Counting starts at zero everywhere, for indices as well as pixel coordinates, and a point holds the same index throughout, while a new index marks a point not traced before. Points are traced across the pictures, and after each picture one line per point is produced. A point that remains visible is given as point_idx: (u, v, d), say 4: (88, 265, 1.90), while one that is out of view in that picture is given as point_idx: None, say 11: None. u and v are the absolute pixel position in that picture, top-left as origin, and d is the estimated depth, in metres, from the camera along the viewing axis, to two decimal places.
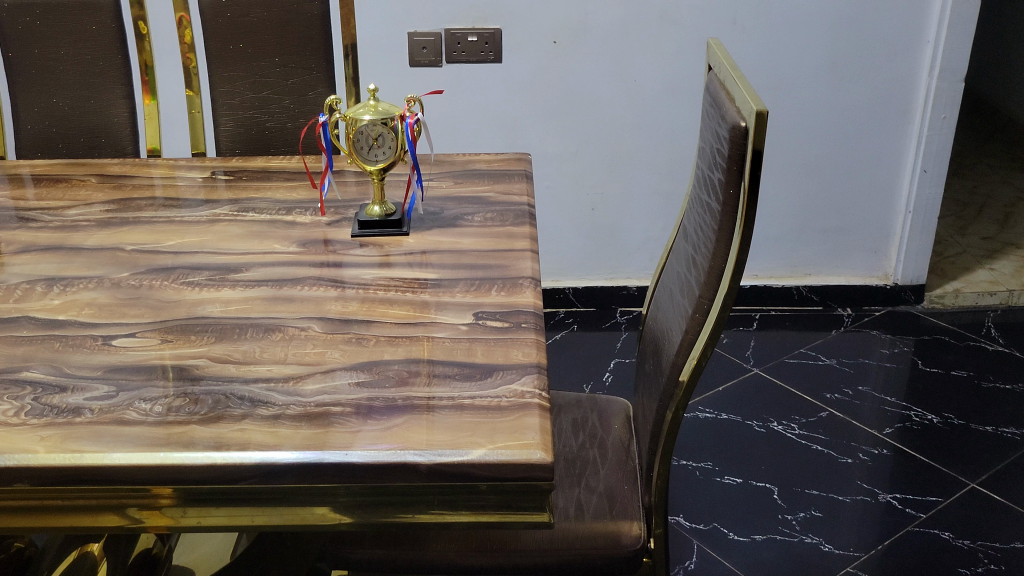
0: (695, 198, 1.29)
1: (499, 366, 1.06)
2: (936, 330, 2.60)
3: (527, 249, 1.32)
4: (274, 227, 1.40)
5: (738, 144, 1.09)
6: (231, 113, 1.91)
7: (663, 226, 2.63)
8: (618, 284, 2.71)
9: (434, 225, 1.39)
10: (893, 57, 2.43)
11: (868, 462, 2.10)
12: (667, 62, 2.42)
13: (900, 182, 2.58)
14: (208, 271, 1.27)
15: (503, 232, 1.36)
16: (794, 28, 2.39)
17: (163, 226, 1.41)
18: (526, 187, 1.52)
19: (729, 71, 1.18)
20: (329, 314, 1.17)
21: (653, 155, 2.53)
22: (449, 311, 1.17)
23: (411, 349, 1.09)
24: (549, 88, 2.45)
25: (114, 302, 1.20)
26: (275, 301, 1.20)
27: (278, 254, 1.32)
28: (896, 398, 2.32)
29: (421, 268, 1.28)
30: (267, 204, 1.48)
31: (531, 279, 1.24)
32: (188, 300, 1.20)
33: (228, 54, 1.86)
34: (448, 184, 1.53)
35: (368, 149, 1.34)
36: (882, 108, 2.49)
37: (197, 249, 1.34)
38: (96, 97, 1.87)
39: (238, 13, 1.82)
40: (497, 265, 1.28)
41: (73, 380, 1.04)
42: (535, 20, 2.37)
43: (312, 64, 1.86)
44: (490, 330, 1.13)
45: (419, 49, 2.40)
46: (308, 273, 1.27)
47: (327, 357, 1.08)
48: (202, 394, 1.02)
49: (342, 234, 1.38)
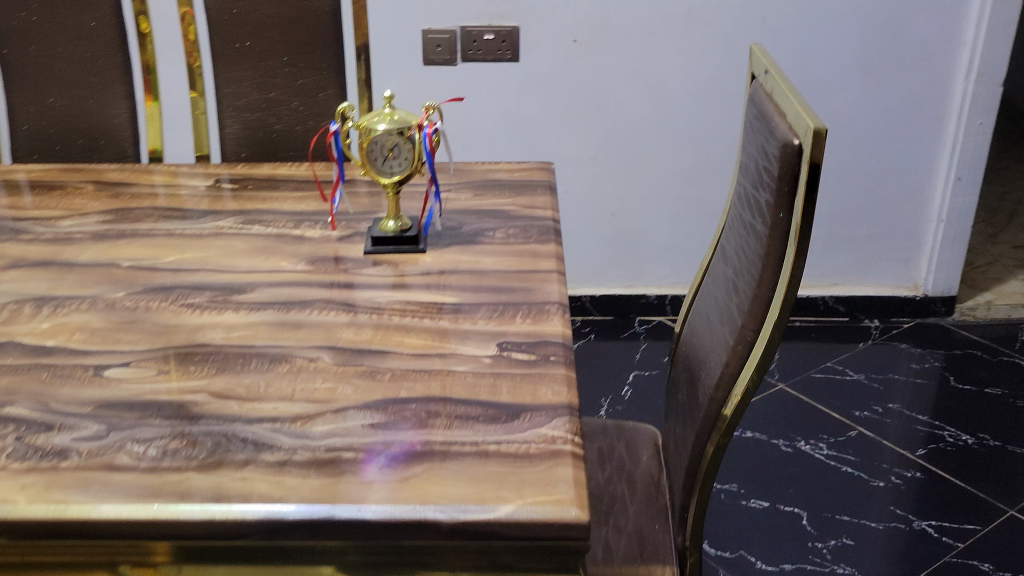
0: (735, 216, 1.20)
1: (528, 407, 0.96)
2: (968, 344, 2.50)
3: (554, 270, 1.22)
4: (281, 243, 1.30)
5: (790, 164, 0.99)
6: (237, 115, 1.82)
7: (685, 234, 2.53)
8: (637, 293, 2.61)
9: (453, 242, 1.30)
10: (929, 60, 2.32)
11: (901, 486, 2.00)
12: (692, 61, 2.32)
13: (933, 189, 2.48)
14: (210, 291, 1.18)
15: (527, 251, 1.27)
16: (826, 28, 2.28)
17: (162, 240, 1.31)
18: (551, 200, 1.42)
19: (779, 81, 1.08)
20: (341, 343, 1.07)
21: (676, 158, 2.43)
22: (471, 341, 1.07)
23: (430, 385, 1.00)
24: (570, 89, 2.36)
25: (109, 326, 1.11)
26: (282, 327, 1.11)
27: (286, 273, 1.23)
28: (927, 417, 2.22)
29: (441, 291, 1.18)
30: (275, 215, 1.38)
31: (558, 304, 1.15)
32: (188, 325, 1.11)
33: (234, 53, 1.76)
34: (468, 196, 1.43)
35: (382, 160, 1.24)
36: (916, 113, 2.38)
37: (199, 267, 1.24)
38: (95, 97, 1.77)
39: (244, 10, 1.73)
40: (521, 288, 1.18)
41: (60, 417, 0.95)
42: (555, 17, 2.27)
43: (322, 64, 1.77)
44: (516, 364, 1.03)
45: (434, 47, 2.31)
46: (318, 295, 1.17)
47: (338, 393, 0.99)
48: (202, 435, 0.92)
49: (355, 250, 1.28)
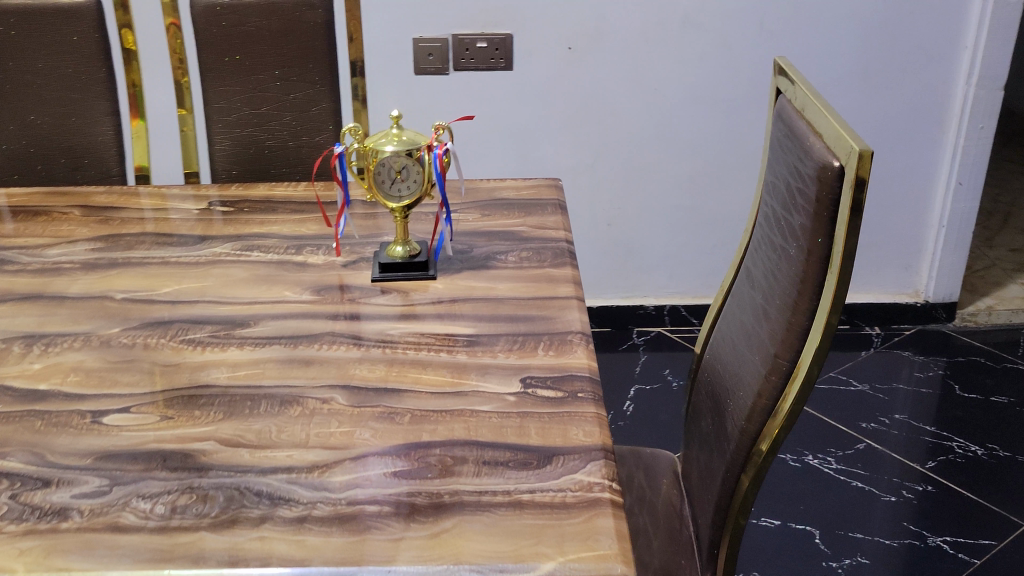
0: (762, 238, 1.15)
1: (559, 450, 0.91)
2: (971, 350, 2.47)
3: (573, 296, 1.17)
4: (283, 270, 1.24)
5: (830, 187, 0.94)
6: (227, 131, 1.74)
7: (684, 243, 2.48)
8: (634, 303, 2.56)
9: (464, 267, 1.24)
10: (929, 64, 2.28)
11: (913, 501, 1.96)
12: (690, 66, 2.27)
13: (934, 195, 2.44)
14: (211, 326, 1.12)
15: (542, 275, 1.21)
16: (825, 32, 2.24)
17: (157, 269, 1.24)
18: (562, 220, 1.36)
19: (811, 99, 1.03)
20: (353, 382, 1.01)
21: (673, 166, 2.39)
22: (493, 377, 1.01)
23: (453, 428, 0.94)
24: (565, 96, 2.30)
25: (104, 366, 1.04)
26: (290, 364, 1.04)
27: (291, 304, 1.16)
28: (934, 427, 2.19)
29: (455, 321, 1.12)
30: (274, 240, 1.32)
31: (581, 333, 1.09)
32: (191, 364, 1.05)
33: (223, 67, 1.70)
34: (475, 216, 1.37)
35: (390, 183, 1.18)
36: (917, 118, 2.35)
37: (197, 298, 1.18)
38: (78, 114, 1.70)
39: (233, 22, 1.67)
40: (540, 317, 1.12)
41: (57, 471, 0.88)
42: (549, 24, 2.22)
43: (315, 77, 1.70)
44: (543, 402, 0.97)
45: (425, 56, 2.25)
46: (326, 328, 1.11)
47: (356, 438, 0.93)
48: (212, 489, 0.86)
49: (361, 277, 1.22)
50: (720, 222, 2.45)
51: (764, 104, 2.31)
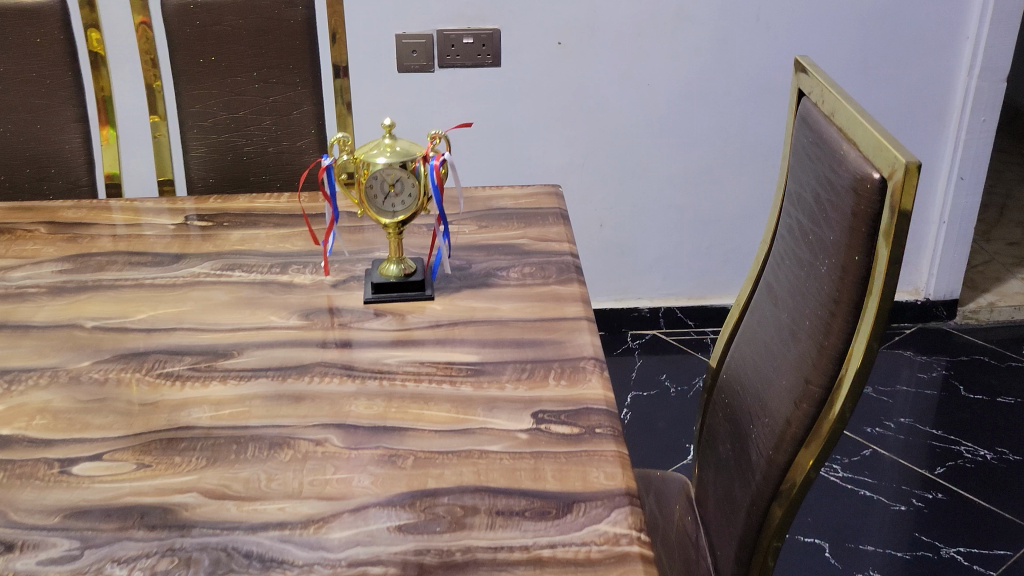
0: (785, 251, 1.07)
1: (580, 496, 0.82)
2: (974, 349, 2.41)
3: (582, 317, 1.08)
4: (268, 292, 1.15)
5: (870, 201, 0.86)
6: (203, 137, 1.64)
7: (678, 243, 2.41)
8: (628, 306, 2.48)
9: (463, 286, 1.15)
10: (931, 55, 2.21)
11: (923, 509, 1.89)
12: (684, 62, 2.19)
13: (935, 190, 2.37)
14: (191, 357, 1.02)
15: (548, 294, 1.13)
16: (823, 25, 2.16)
17: (130, 293, 1.15)
18: (565, 231, 1.28)
19: (842, 104, 0.95)
20: (349, 420, 0.93)
21: (667, 164, 2.30)
22: (502, 413, 0.93)
23: (462, 472, 0.85)
24: (555, 92, 2.21)
25: (74, 406, 0.95)
26: (278, 400, 0.95)
27: (277, 331, 1.07)
28: (941, 431, 2.12)
29: (456, 347, 1.04)
30: (257, 258, 1.23)
31: (594, 360, 1.01)
32: (169, 402, 0.95)
33: (198, 70, 1.60)
34: (472, 228, 1.29)
35: (383, 197, 1.09)
36: (918, 112, 2.27)
37: (175, 326, 1.08)
38: (43, 121, 1.60)
39: (208, 21, 1.57)
40: (549, 341, 1.04)
41: (22, 533, 0.79)
42: (540, 18, 2.13)
43: (296, 79, 1.61)
44: (558, 440, 0.89)
45: (409, 53, 2.15)
46: (316, 357, 1.02)
47: (354, 486, 0.84)
48: (196, 551, 0.77)
49: (353, 299, 1.13)
50: (716, 220, 2.38)
51: (759, 99, 2.24)
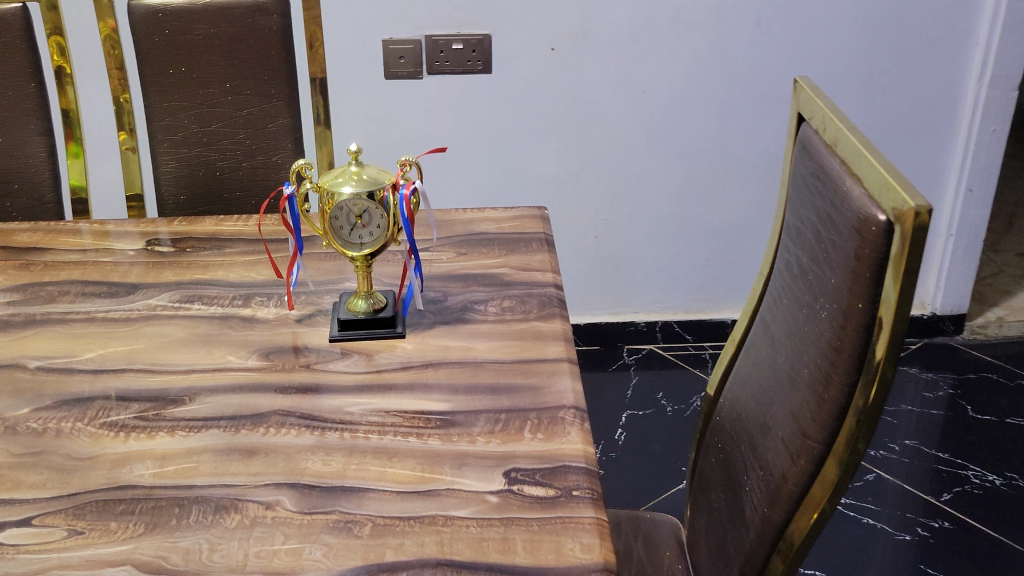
0: (782, 289, 0.99)
1: (552, 572, 0.74)
2: (981, 366, 2.33)
3: (563, 357, 1.01)
4: (228, 328, 1.07)
5: (875, 245, 0.79)
6: (173, 151, 1.56)
7: (675, 256, 2.33)
8: (623, 319, 2.40)
9: (438, 321, 1.07)
10: (939, 62, 2.12)
11: (929, 539, 1.81)
12: (681, 69, 2.10)
13: (942, 201, 2.29)
14: (138, 404, 0.95)
15: (528, 332, 1.05)
16: (828, 29, 2.08)
17: (79, 329, 1.07)
18: (548, 258, 1.20)
19: (845, 134, 0.87)
20: (304, 479, 0.85)
21: (664, 173, 2.22)
22: (471, 471, 0.85)
23: (424, 542, 0.77)
24: (548, 100, 2.13)
25: (6, 461, 0.87)
26: (228, 455, 0.87)
27: (235, 373, 0.99)
28: (947, 454, 2.04)
29: (426, 392, 0.96)
30: (219, 289, 1.15)
31: (574, 409, 0.93)
32: (110, 457, 0.88)
33: (167, 81, 1.52)
34: (450, 255, 1.21)
35: (349, 229, 1.01)
36: (925, 121, 2.19)
37: (125, 367, 1.00)
38: (5, 135, 1.52)
39: (178, 30, 1.49)
40: (526, 386, 0.96)
41: None
42: (532, 23, 2.04)
43: (271, 90, 1.53)
44: (532, 504, 0.81)
45: (396, 59, 2.07)
46: (274, 404, 0.94)
47: (304, 559, 0.76)
48: None
49: (319, 336, 1.05)
50: (715, 232, 2.30)
51: (760, 106, 2.15)
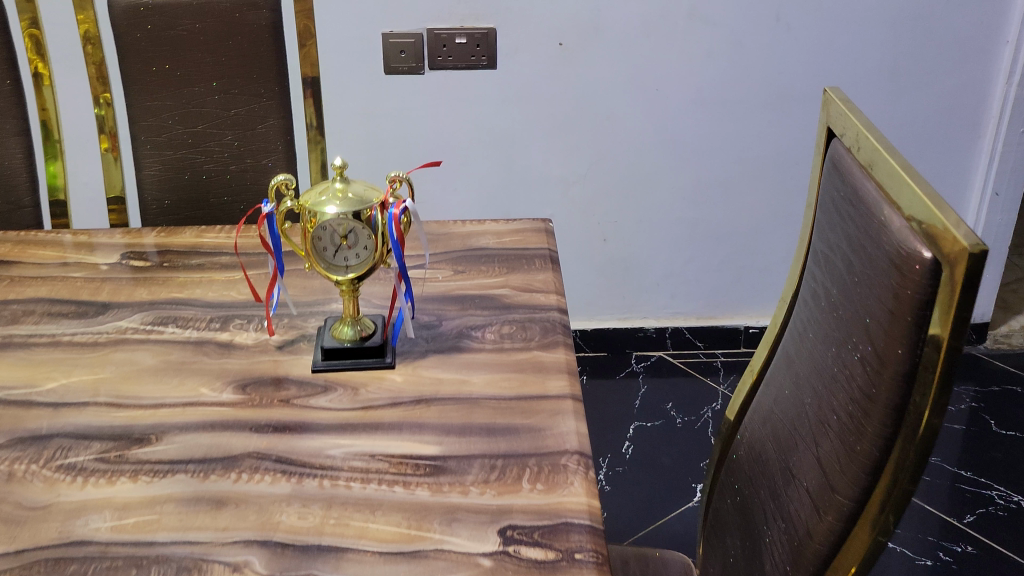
0: (808, 321, 0.90)
1: None
2: (1005, 377, 2.23)
3: (566, 394, 0.92)
4: (203, 355, 0.99)
5: (918, 286, 0.69)
6: (156, 154, 1.48)
7: (686, 260, 2.24)
8: (632, 326, 2.31)
9: (431, 350, 0.99)
10: (966, 60, 2.02)
11: (952, 565, 1.72)
12: (695, 66, 2.01)
13: (966, 206, 2.19)
14: (101, 444, 0.86)
15: (528, 363, 0.96)
16: (849, 24, 1.98)
17: (42, 355, 0.99)
18: (552, 277, 1.11)
19: (881, 154, 0.78)
20: (276, 536, 0.76)
21: (676, 174, 2.13)
22: (462, 529, 0.76)
23: None
24: (556, 98, 2.04)
25: None
26: (195, 506, 0.79)
27: (207, 409, 0.91)
28: (970, 473, 1.94)
29: (415, 433, 0.87)
30: (196, 310, 1.06)
31: (577, 455, 0.84)
32: (65, 506, 0.79)
33: (149, 79, 1.43)
34: (447, 273, 1.12)
35: (333, 250, 0.92)
36: (949, 121, 2.09)
37: (88, 400, 0.92)
38: None
39: (161, 26, 1.40)
40: (526, 427, 0.87)
41: None
42: (540, 16, 1.95)
43: (261, 89, 1.44)
44: (529, 569, 0.72)
45: (396, 54, 1.98)
46: (248, 445, 0.86)
47: None
48: None
49: (301, 365, 0.97)
50: (728, 236, 2.21)
51: (778, 105, 2.06)
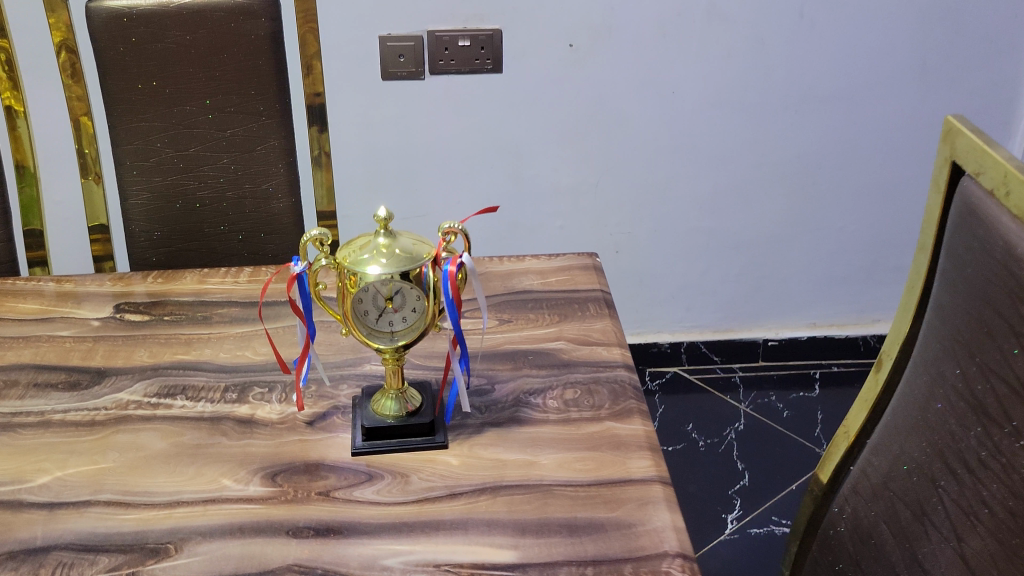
0: (935, 389, 0.77)
1: None
2: None
3: (652, 477, 0.79)
4: (222, 435, 0.84)
5: None
6: (144, 181, 1.32)
7: (702, 270, 2.12)
8: (647, 341, 2.20)
9: (487, 423, 0.85)
10: (998, 57, 1.91)
11: None
12: (713, 67, 1.88)
13: None
14: (109, 558, 0.71)
15: (603, 437, 0.83)
16: (876, 20, 1.86)
17: (30, 440, 0.84)
18: (611, 326, 0.99)
19: None
20: None
21: (692, 183, 2.01)
22: None
23: None
24: (564, 102, 1.90)
25: None
26: None
27: (233, 507, 0.76)
28: None
29: (484, 534, 0.73)
30: (208, 377, 0.92)
31: (682, 560, 0.70)
32: None
33: (134, 98, 1.27)
34: (492, 325, 0.99)
35: (377, 315, 0.79)
36: (978, 122, 1.98)
37: (89, 500, 0.77)
38: None
39: (148, 38, 1.25)
40: (613, 524, 0.74)
41: None
42: (550, 16, 1.80)
43: (260, 106, 1.29)
44: None
45: (395, 58, 1.83)
46: (286, 557, 0.71)
47: None
48: None
49: (337, 447, 0.83)
50: (746, 244, 2.09)
51: (800, 108, 1.93)
